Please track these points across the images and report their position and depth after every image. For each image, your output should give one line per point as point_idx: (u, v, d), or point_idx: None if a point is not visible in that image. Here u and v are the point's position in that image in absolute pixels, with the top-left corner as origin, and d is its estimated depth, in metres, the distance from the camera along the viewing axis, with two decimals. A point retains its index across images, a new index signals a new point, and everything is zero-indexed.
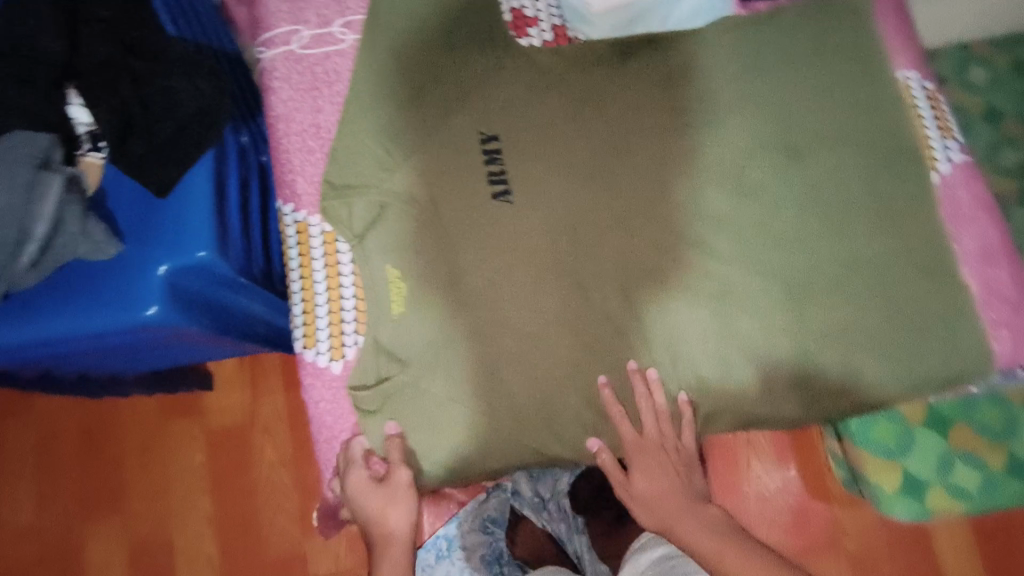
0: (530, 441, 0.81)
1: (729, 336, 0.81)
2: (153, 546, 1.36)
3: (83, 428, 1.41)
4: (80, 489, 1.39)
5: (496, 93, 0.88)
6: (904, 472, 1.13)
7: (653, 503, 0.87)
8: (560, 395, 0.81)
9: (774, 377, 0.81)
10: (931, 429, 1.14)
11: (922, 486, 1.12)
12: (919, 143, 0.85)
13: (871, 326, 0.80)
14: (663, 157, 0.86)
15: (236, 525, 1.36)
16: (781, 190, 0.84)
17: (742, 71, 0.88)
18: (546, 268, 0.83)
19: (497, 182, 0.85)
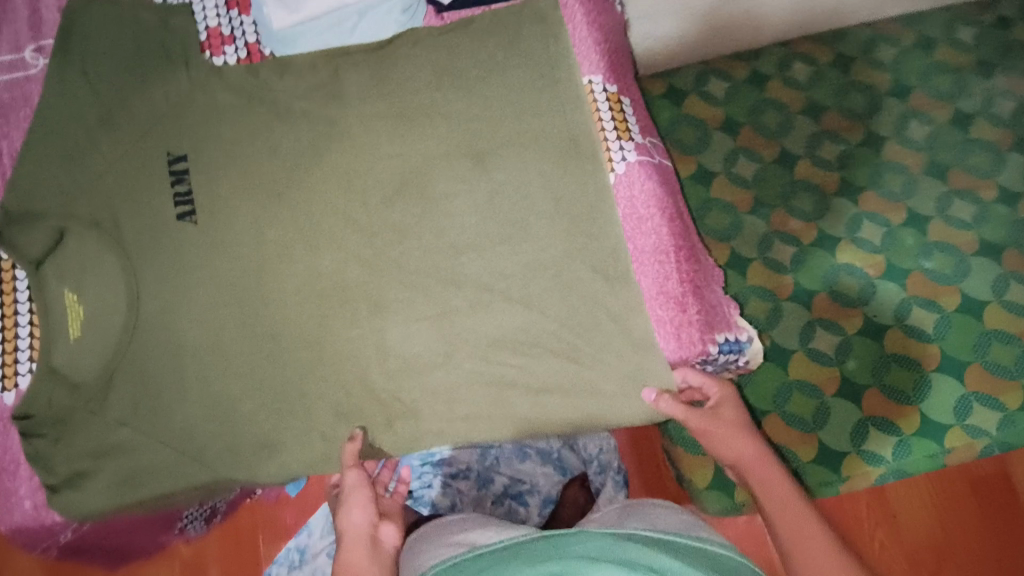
0: (206, 465, 0.80)
1: (411, 346, 0.82)
2: None
3: None
4: None
5: (186, 112, 0.88)
6: (819, 442, 1.14)
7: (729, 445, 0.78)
8: (237, 414, 0.81)
9: (454, 383, 0.82)
10: (845, 396, 1.15)
11: (834, 455, 1.13)
12: (596, 146, 0.86)
13: (545, 328, 0.82)
14: (351, 171, 0.86)
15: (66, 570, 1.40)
16: (464, 197, 0.85)
17: (430, 85, 0.88)
18: (227, 288, 0.83)
19: (183, 203, 0.85)
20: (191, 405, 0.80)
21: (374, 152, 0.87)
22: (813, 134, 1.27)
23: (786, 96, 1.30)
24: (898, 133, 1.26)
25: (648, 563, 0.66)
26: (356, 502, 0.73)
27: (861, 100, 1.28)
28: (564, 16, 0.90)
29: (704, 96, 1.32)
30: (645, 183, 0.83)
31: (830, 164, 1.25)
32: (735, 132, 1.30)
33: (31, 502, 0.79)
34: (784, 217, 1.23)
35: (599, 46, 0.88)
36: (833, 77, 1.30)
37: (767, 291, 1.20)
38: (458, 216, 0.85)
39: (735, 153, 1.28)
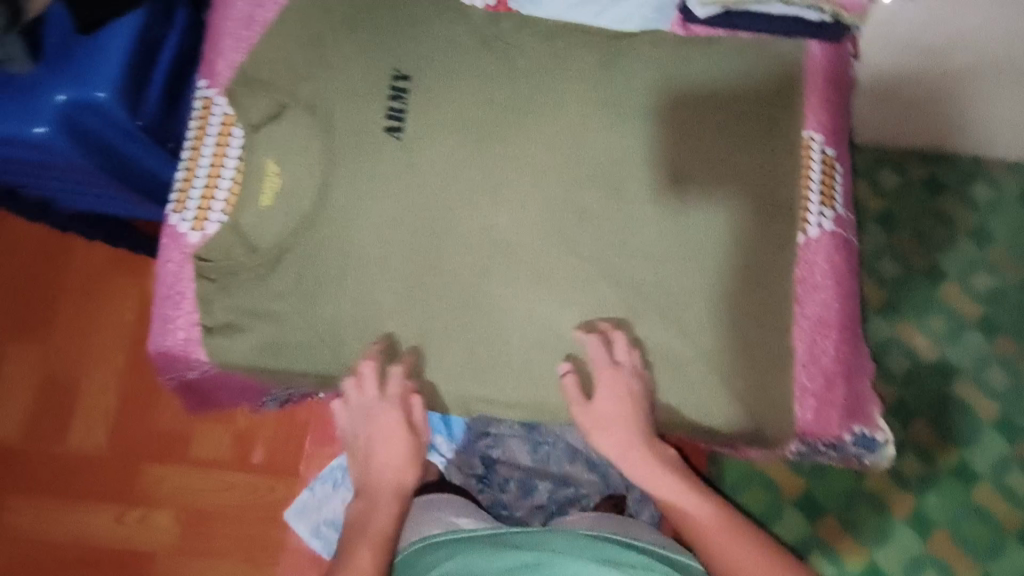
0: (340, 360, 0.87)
1: (555, 323, 0.86)
2: (66, 383, 1.65)
3: (47, 257, 1.71)
4: (28, 316, 1.68)
5: (423, 38, 0.91)
6: (873, 562, 1.20)
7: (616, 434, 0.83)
8: (379, 325, 0.86)
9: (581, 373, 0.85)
10: (915, 528, 1.21)
11: None
12: (798, 204, 0.86)
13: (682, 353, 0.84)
14: (555, 143, 0.88)
15: (138, 393, 1.65)
16: (648, 206, 0.87)
17: (656, 85, 0.89)
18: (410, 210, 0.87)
19: (393, 119, 0.89)
20: (343, 303, 0.86)
21: (582, 131, 0.89)
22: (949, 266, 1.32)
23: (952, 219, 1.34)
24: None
25: (616, 558, 0.74)
26: (397, 440, 0.88)
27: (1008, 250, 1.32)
28: (806, 65, 0.90)
29: (872, 183, 1.36)
30: (830, 256, 0.85)
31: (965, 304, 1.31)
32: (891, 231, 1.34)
33: (184, 335, 0.86)
34: (916, 337, 1.29)
35: (828, 106, 0.90)
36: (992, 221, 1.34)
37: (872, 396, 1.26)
38: (640, 221, 0.86)
39: (883, 252, 1.33)
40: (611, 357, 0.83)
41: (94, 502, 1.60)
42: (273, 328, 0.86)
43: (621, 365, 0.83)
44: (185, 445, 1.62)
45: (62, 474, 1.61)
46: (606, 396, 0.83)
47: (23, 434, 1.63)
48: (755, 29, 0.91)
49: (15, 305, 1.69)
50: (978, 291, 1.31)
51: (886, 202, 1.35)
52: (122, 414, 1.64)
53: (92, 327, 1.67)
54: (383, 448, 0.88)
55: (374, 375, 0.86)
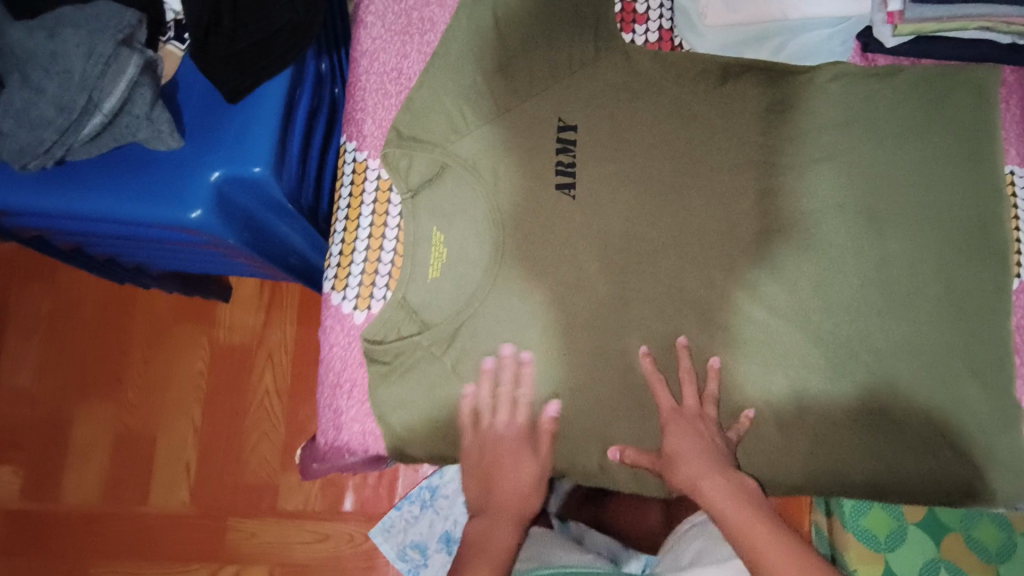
0: (528, 444, 0.78)
1: (763, 390, 0.78)
2: (139, 438, 1.36)
3: (101, 302, 1.41)
4: (92, 363, 1.38)
5: (585, 85, 0.84)
6: None
7: (686, 462, 0.72)
8: (537, 394, 0.78)
9: (795, 443, 0.77)
10: None
11: None
12: (1012, 246, 0.80)
13: (903, 421, 0.77)
14: (736, 192, 0.82)
15: (221, 444, 1.34)
16: (850, 257, 0.81)
17: (838, 125, 0.84)
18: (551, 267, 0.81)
19: (563, 175, 0.82)
20: (504, 376, 0.78)
21: (764, 179, 0.83)
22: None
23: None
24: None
25: None
26: (525, 465, 0.77)
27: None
28: (1001, 96, 0.86)
29: None
30: None
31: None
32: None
33: (361, 427, 0.79)
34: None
35: None
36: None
37: None
38: (839, 273, 0.80)
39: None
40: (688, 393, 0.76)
41: (185, 572, 1.29)
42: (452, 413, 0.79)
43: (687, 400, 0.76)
44: (276, 502, 1.32)
45: (141, 543, 1.32)
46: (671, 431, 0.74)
47: (100, 498, 1.34)
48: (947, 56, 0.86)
49: (73, 349, 1.39)
50: None
51: None
52: (203, 469, 1.33)
53: (161, 379, 1.37)
54: (507, 470, 0.77)
55: (493, 394, 0.78)
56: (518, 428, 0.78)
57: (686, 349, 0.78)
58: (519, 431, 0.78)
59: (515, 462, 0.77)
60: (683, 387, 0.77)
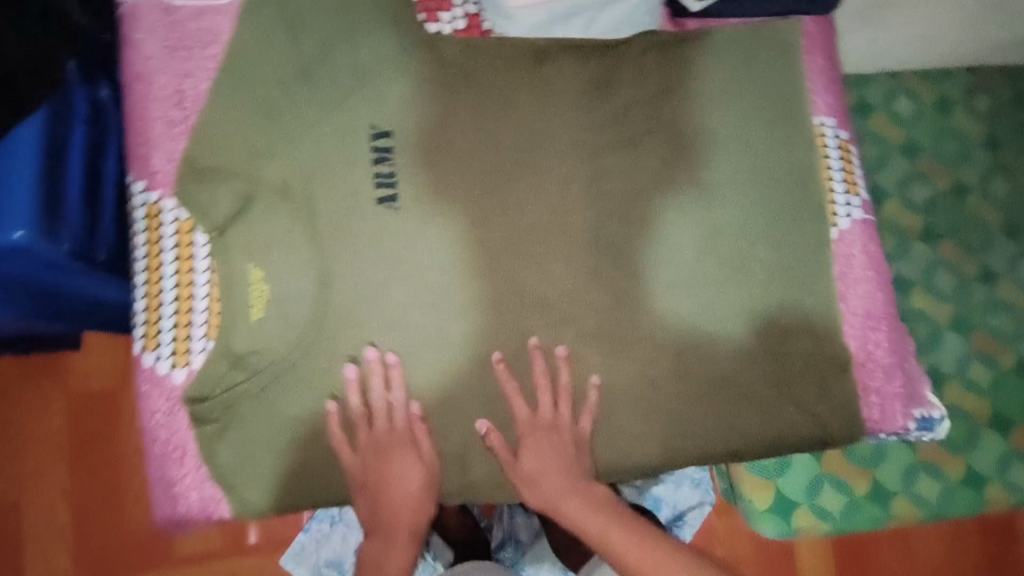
0: (405, 472, 0.75)
1: (617, 376, 0.79)
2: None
3: None
4: None
5: (395, 86, 0.79)
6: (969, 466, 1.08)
7: (541, 479, 0.76)
8: (405, 392, 0.75)
9: (652, 422, 0.79)
10: (993, 427, 1.09)
11: (982, 480, 1.07)
12: (824, 197, 0.83)
13: (750, 383, 0.79)
14: (567, 179, 0.81)
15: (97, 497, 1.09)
16: (682, 230, 0.81)
17: (654, 97, 0.83)
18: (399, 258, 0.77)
19: (385, 186, 0.77)
20: (397, 387, 0.75)
21: (591, 162, 0.81)
22: (911, 171, 1.19)
23: (891, 132, 1.21)
24: (994, 152, 1.19)
25: None
26: (409, 468, 0.75)
27: (986, 103, 1.21)
28: (805, 48, 0.86)
29: (888, 115, 1.22)
30: (865, 245, 0.83)
31: (938, 189, 1.17)
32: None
33: (198, 493, 0.73)
34: (951, 249, 1.15)
35: (832, 87, 0.87)
36: (983, 97, 1.21)
37: (953, 266, 1.15)
38: (676, 247, 0.81)
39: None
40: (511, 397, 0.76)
41: None
42: (300, 459, 0.74)
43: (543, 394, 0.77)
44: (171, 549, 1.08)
45: None
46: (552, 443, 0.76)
47: None
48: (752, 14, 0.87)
49: None
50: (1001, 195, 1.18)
51: (899, 130, 1.21)
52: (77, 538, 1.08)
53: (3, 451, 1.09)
54: (392, 478, 0.75)
55: (360, 401, 0.74)
56: (312, 449, 0.74)
57: (502, 363, 0.77)
58: (403, 434, 0.75)
59: (398, 464, 0.75)
60: (494, 401, 0.77)
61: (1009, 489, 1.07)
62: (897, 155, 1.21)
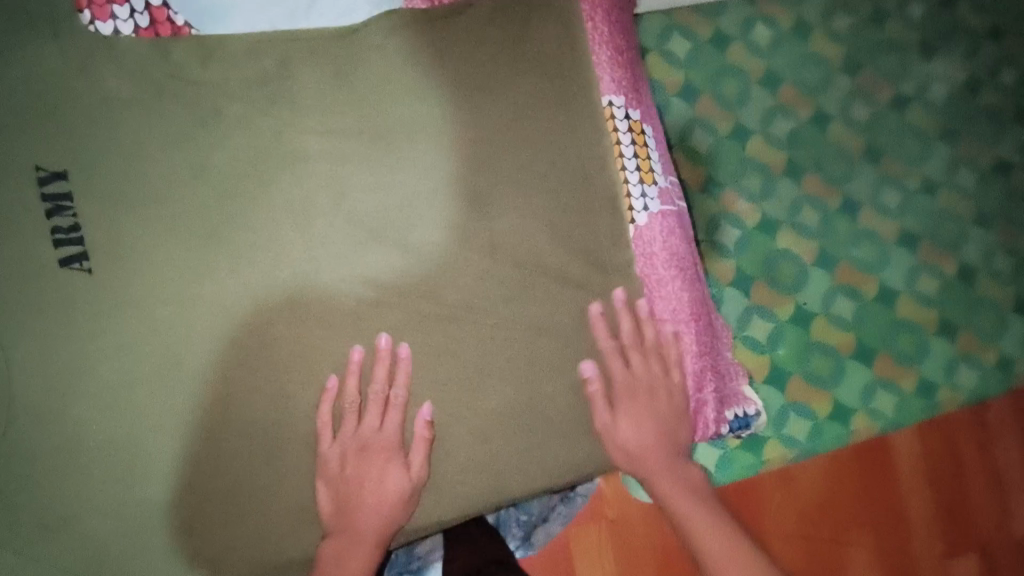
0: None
1: (401, 426, 0.66)
2: None
3: None
4: None
5: (60, 111, 0.61)
6: (836, 400, 1.04)
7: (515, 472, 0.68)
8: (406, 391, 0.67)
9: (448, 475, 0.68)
10: (857, 358, 1.05)
11: (848, 414, 1.04)
12: (618, 191, 0.72)
13: (550, 420, 0.69)
14: (309, 202, 0.66)
15: None
16: (459, 248, 0.69)
17: (405, 91, 0.68)
18: (292, 241, 0.66)
19: (67, 243, 0.61)
20: (398, 384, 0.66)
21: (335, 180, 0.67)
22: (772, 105, 1.10)
23: (748, 63, 1.10)
24: (851, 75, 1.12)
25: None
26: (386, 475, 0.65)
27: (844, 25, 1.14)
28: (585, 13, 0.73)
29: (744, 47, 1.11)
30: (667, 239, 0.74)
31: (799, 122, 1.10)
32: (691, 100, 1.08)
33: None
34: (816, 182, 1.08)
35: (619, 58, 0.75)
36: (842, 18, 1.14)
37: (814, 198, 1.08)
38: (451, 269, 0.68)
39: (691, 124, 1.07)
40: (261, 472, 0.64)
41: None
42: None
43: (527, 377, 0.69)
44: None
45: None
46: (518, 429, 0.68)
47: None
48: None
49: None
50: (853, 122, 1.11)
51: (757, 62, 1.11)
52: None
53: None
54: (370, 487, 0.65)
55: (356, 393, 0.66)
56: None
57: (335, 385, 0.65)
58: (392, 439, 0.66)
59: (381, 471, 0.65)
60: (416, 410, 0.67)
61: (872, 417, 1.05)
62: (755, 87, 1.10)
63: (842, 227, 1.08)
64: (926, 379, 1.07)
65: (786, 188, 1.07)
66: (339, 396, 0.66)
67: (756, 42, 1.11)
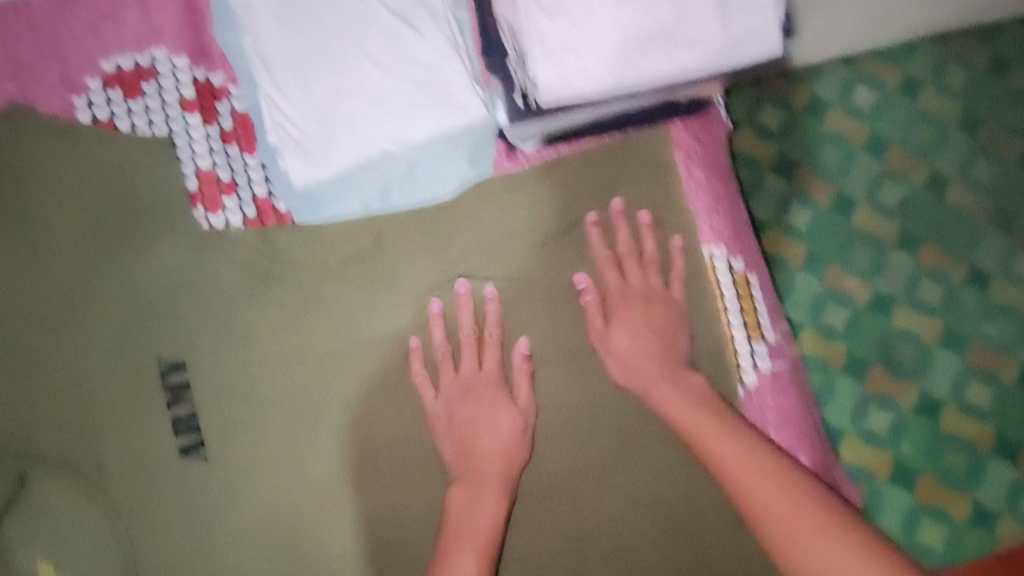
0: None
1: None
2: None
3: None
4: None
5: (182, 305, 0.65)
6: (976, 505, 0.85)
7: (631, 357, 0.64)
8: (500, 329, 0.66)
9: None
10: (999, 453, 0.86)
11: (992, 520, 0.85)
12: (725, 349, 0.67)
13: None
14: (405, 375, 0.66)
15: None
16: (558, 416, 0.66)
17: (495, 257, 0.68)
18: (371, 271, 0.67)
19: (186, 432, 0.64)
20: (492, 324, 0.66)
21: (427, 347, 0.67)
22: (881, 172, 0.91)
23: (850, 130, 0.91)
24: (973, 131, 0.92)
25: None
26: (502, 416, 0.63)
27: (960, 78, 0.92)
28: (679, 162, 0.69)
29: (843, 111, 0.92)
30: (780, 399, 0.67)
31: (914, 189, 0.91)
32: (788, 175, 0.90)
33: None
34: (935, 253, 0.89)
35: (721, 206, 0.69)
36: (958, 69, 0.92)
37: (937, 271, 0.89)
38: (548, 440, 0.66)
39: (791, 199, 0.89)
40: None
41: None
42: None
43: (653, 287, 0.67)
44: None
45: None
46: (641, 341, 0.64)
47: None
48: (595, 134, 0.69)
49: None
50: (983, 186, 0.91)
51: (861, 126, 0.91)
52: None
53: None
54: (484, 434, 0.63)
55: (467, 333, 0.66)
56: None
57: (419, 351, 0.66)
58: (495, 375, 0.65)
59: (493, 415, 0.63)
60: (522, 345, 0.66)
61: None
62: (862, 154, 0.91)
63: (970, 303, 0.89)
64: None
65: (901, 261, 0.90)
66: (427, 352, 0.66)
67: (858, 106, 0.91)
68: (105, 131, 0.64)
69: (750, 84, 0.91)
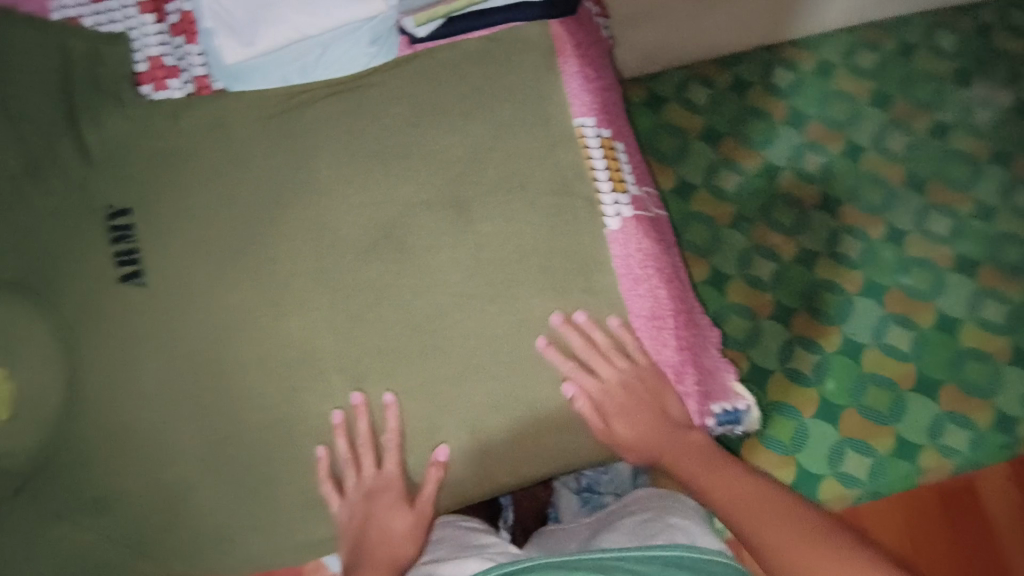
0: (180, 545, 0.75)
1: (407, 407, 0.75)
2: None
3: None
4: None
5: (125, 160, 0.78)
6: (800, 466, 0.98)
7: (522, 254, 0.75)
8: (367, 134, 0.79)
9: (451, 457, 0.75)
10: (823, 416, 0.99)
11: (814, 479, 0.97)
12: (588, 196, 0.77)
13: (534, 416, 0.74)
14: (317, 222, 0.78)
15: None
16: (447, 254, 0.77)
17: (404, 120, 0.79)
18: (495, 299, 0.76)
19: (126, 264, 0.77)
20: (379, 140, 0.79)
21: (332, 194, 0.78)
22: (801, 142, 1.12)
23: (769, 104, 1.14)
24: (884, 107, 1.13)
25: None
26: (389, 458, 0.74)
27: (870, 60, 1.15)
28: (558, 47, 0.80)
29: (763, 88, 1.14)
30: (638, 241, 0.76)
31: (832, 156, 1.11)
32: (715, 143, 1.12)
33: None
34: (854, 213, 1.08)
35: (591, 85, 0.80)
36: (946, 34, 1.16)
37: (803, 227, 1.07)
38: (440, 269, 0.77)
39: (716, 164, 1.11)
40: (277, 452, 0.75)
41: None
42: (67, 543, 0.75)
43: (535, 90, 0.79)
44: None
45: None
46: (422, 162, 0.79)
47: None
48: (502, 20, 0.80)
49: None
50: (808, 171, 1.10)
51: (780, 102, 1.14)
52: None
53: None
54: (384, 511, 0.72)
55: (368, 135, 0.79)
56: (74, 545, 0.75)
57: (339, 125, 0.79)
58: (325, 177, 0.78)
59: (389, 513, 0.72)
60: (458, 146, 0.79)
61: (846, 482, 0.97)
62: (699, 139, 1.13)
63: (885, 256, 1.06)
64: (903, 440, 0.98)
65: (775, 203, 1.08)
66: (311, 140, 0.79)
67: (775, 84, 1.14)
68: (73, 25, 0.79)
69: (680, 68, 1.16)
